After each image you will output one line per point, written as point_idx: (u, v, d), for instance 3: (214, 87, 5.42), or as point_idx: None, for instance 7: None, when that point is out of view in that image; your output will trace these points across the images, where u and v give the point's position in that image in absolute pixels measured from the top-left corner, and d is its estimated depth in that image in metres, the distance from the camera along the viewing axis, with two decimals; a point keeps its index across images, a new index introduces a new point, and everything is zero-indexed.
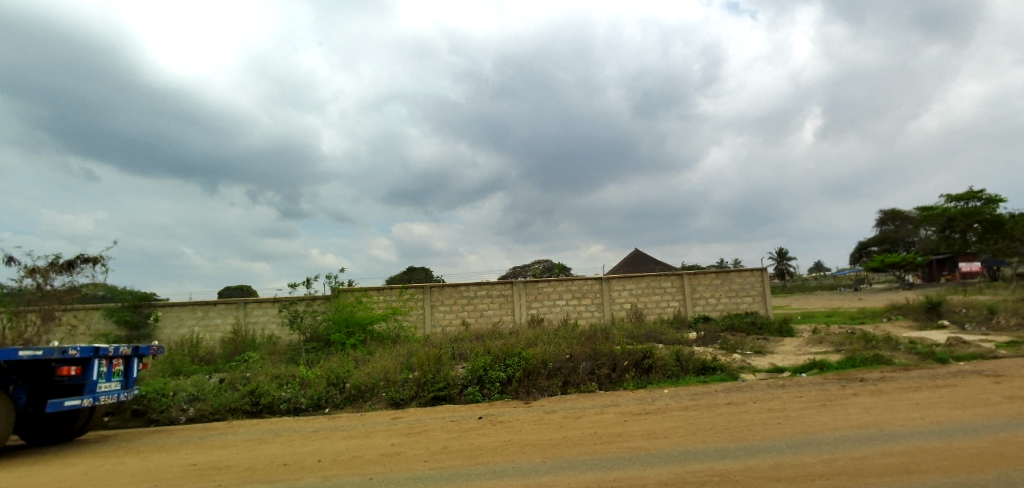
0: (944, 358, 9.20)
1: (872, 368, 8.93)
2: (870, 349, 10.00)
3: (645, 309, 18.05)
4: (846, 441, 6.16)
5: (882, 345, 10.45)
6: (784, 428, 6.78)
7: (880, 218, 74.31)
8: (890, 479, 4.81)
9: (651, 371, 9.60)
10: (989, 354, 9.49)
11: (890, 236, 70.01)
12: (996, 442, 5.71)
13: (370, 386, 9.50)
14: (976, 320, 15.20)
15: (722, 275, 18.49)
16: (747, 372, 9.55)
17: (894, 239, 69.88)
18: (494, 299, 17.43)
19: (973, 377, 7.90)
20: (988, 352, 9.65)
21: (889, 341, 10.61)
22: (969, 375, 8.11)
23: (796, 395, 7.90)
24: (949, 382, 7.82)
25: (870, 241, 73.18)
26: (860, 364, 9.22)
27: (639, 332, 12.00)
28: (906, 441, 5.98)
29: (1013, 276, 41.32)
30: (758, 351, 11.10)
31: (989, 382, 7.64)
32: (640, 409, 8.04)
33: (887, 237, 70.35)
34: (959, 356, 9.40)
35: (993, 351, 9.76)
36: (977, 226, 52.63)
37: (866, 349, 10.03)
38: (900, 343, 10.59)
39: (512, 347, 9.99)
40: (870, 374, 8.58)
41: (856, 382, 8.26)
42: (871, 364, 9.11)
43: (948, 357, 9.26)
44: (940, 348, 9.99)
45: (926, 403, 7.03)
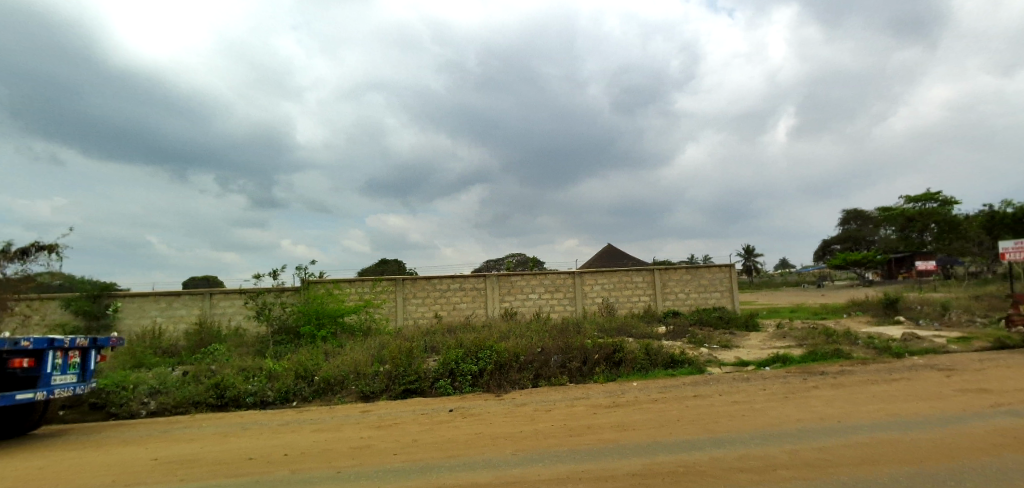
0: (900, 353, 9.56)
1: (832, 362, 9.22)
2: (831, 344, 10.32)
3: (616, 304, 18.28)
4: (807, 433, 6.36)
5: (842, 340, 10.80)
6: (749, 421, 6.97)
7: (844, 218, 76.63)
8: (849, 473, 5.02)
9: (621, 364, 9.71)
10: (941, 349, 9.88)
11: (852, 235, 72.57)
12: (945, 434, 6.00)
13: (340, 379, 9.37)
14: (930, 316, 15.86)
15: (691, 271, 18.83)
16: (714, 366, 9.75)
17: (857, 238, 72.49)
18: (467, 292, 17.38)
19: (927, 371, 8.20)
20: (940, 347, 10.07)
21: (848, 336, 10.96)
22: (922, 369, 8.42)
23: (760, 388, 8.06)
24: (905, 376, 8.10)
25: (832, 240, 75.71)
26: (820, 358, 9.51)
27: (610, 326, 12.15)
28: (863, 433, 6.21)
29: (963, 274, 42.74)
30: (725, 346, 11.32)
31: (943, 375, 7.92)
32: (611, 402, 8.13)
33: (849, 236, 72.94)
34: (913, 351, 9.78)
35: (945, 347, 10.20)
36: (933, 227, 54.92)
37: (827, 344, 10.34)
38: (859, 337, 10.96)
39: (485, 340, 9.98)
40: (830, 367, 8.84)
41: (817, 375, 8.48)
42: (831, 359, 9.41)
43: (904, 352, 9.63)
44: (897, 344, 10.37)
45: (883, 396, 7.29)
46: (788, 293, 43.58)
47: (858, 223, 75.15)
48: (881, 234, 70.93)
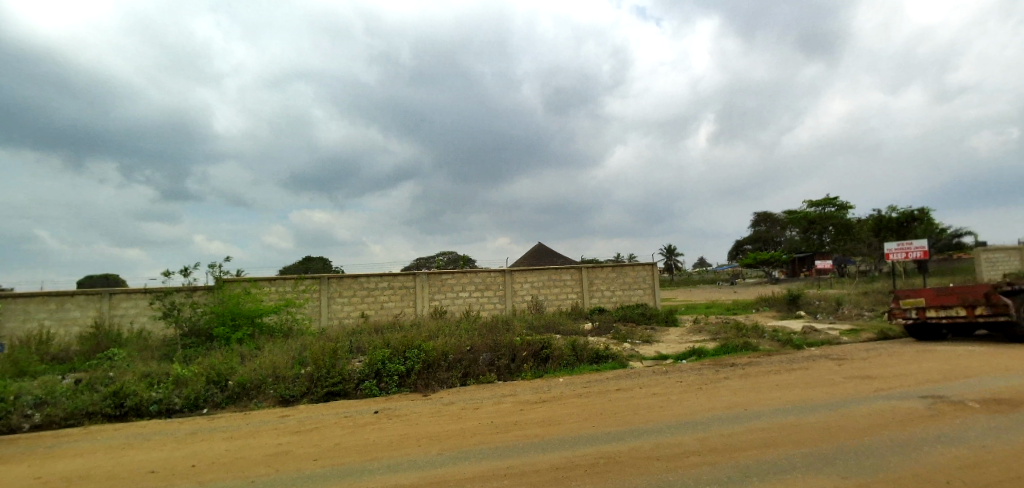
0: (800, 345, 10.40)
1: (741, 354, 9.88)
2: (740, 338, 11.06)
3: (545, 301, 18.60)
4: (717, 421, 6.77)
5: (751, 333, 11.60)
6: (666, 411, 7.32)
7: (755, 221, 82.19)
8: (755, 458, 5.39)
9: (548, 361, 9.89)
10: (834, 341, 10.86)
11: (762, 236, 78.46)
12: (834, 418, 6.60)
13: (257, 383, 8.88)
14: (826, 310, 17.41)
15: (617, 269, 19.49)
16: (636, 360, 10.15)
17: (767, 238, 78.36)
18: (395, 290, 17.03)
19: (822, 361, 8.96)
20: (833, 338, 11.07)
21: (756, 330, 11.79)
22: (818, 359, 9.21)
23: (676, 380, 8.47)
24: (803, 365, 8.81)
25: (745, 240, 81.44)
26: (732, 351, 10.16)
27: (538, 323, 12.34)
28: (766, 419, 6.70)
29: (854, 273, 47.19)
30: (646, 341, 11.83)
31: (835, 364, 8.69)
32: (537, 398, 8.26)
33: (759, 237, 78.77)
34: (811, 342, 10.69)
35: (838, 338, 11.22)
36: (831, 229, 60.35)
37: (737, 337, 11.07)
38: (765, 331, 11.82)
39: (413, 339, 9.81)
40: (739, 359, 9.47)
41: (728, 366, 9.05)
42: (741, 351, 10.08)
43: (803, 344, 10.50)
44: (797, 336, 11.29)
45: (784, 384, 7.90)
46: (707, 291, 46.25)
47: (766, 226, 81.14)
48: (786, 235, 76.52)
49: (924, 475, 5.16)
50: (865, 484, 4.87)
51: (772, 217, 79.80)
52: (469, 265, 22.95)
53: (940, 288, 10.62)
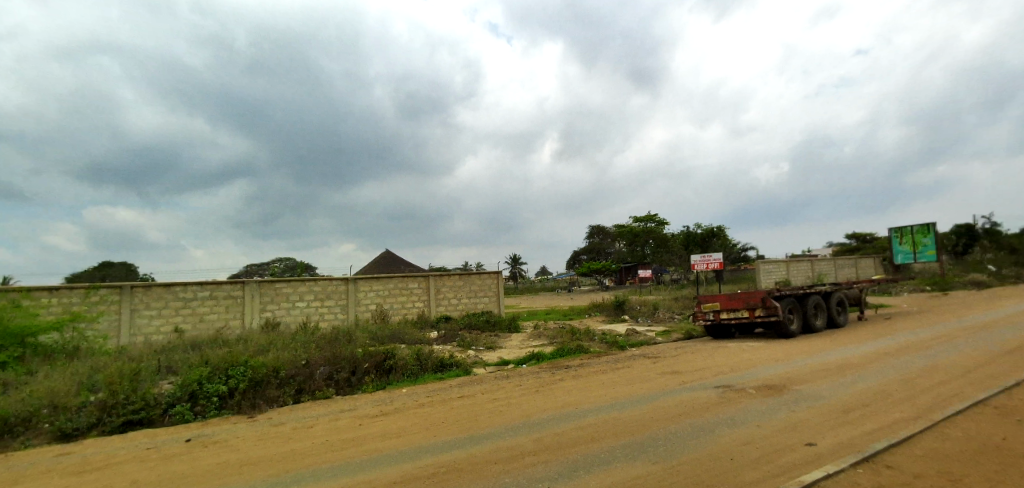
0: (624, 346, 11.65)
1: (575, 356, 10.74)
2: (574, 341, 12.03)
3: (390, 310, 18.22)
4: (550, 420, 7.25)
5: (583, 336, 12.68)
6: (505, 414, 7.63)
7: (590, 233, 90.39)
8: (583, 453, 5.89)
9: (391, 372, 9.69)
10: (651, 341, 12.38)
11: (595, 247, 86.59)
12: (647, 410, 7.49)
13: (23, 417, 7.23)
14: (645, 314, 19.81)
15: (463, 277, 19.90)
16: (479, 366, 10.42)
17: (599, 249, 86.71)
18: (219, 301, 15.32)
19: (640, 359, 10.12)
20: (650, 339, 12.61)
21: (588, 333, 12.93)
22: (637, 358, 10.38)
23: (516, 384, 8.88)
24: (625, 364, 9.86)
25: (581, 251, 89.02)
26: (567, 353, 10.99)
27: (381, 333, 12.02)
28: (592, 415, 7.35)
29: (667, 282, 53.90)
30: (489, 347, 12.22)
31: (650, 362, 9.87)
32: (378, 411, 8.02)
33: (593, 247, 86.83)
34: (633, 343, 12.05)
35: (653, 338, 12.81)
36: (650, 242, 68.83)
37: (572, 341, 12.02)
38: (595, 334, 13.02)
39: (238, 356, 8.88)
40: (573, 361, 10.27)
41: (563, 368, 9.75)
42: (575, 354, 10.95)
43: (626, 345, 11.77)
44: (622, 338, 12.64)
45: (608, 382, 8.75)
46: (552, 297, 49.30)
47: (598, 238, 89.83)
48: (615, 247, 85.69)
49: (714, 455, 6.11)
50: (670, 467, 5.60)
51: (603, 230, 88.84)
52: (309, 273, 21.50)
53: (731, 293, 12.65)
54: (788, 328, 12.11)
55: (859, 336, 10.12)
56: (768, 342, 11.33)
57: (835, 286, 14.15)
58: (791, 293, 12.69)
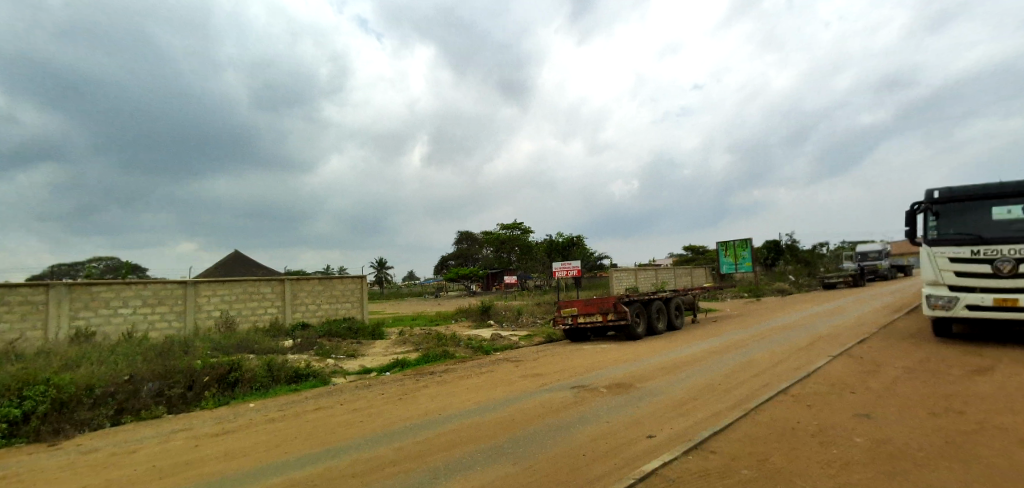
0: (488, 350, 11.91)
1: (440, 361, 10.74)
2: (440, 346, 12.04)
3: (238, 317, 16.67)
4: (413, 428, 7.11)
5: (449, 342, 12.71)
6: (366, 425, 7.33)
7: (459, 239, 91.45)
8: (445, 460, 5.85)
9: (236, 385, 8.83)
10: (515, 344, 12.82)
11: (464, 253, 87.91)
12: (509, 412, 7.68)
13: None
14: (510, 318, 20.53)
15: (323, 281, 18.88)
16: (339, 376, 9.92)
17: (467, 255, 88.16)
18: (11, 307, 12.86)
19: (503, 363, 10.39)
20: (514, 343, 13.05)
21: (454, 339, 12.99)
22: (501, 361, 10.66)
23: (378, 392, 8.59)
24: (489, 368, 10.05)
25: (449, 257, 89.54)
26: (433, 359, 10.94)
27: (226, 342, 10.90)
28: (456, 421, 7.35)
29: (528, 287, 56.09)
30: (350, 355, 11.71)
31: (513, 365, 10.16)
32: (219, 429, 7.22)
33: (463, 254, 88.10)
34: (498, 347, 12.37)
35: (517, 342, 13.29)
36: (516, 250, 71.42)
37: (437, 347, 11.99)
38: (461, 339, 13.13)
39: (35, 373, 7.43)
40: (438, 367, 10.24)
41: (427, 374, 9.67)
42: (440, 359, 10.94)
43: (491, 349, 12.05)
44: (487, 342, 12.91)
45: (472, 386, 8.85)
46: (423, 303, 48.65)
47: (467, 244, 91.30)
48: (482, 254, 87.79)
49: (569, 452, 6.43)
50: (529, 466, 5.78)
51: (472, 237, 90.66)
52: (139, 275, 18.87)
53: (587, 298, 13.57)
54: (635, 331, 13.33)
55: (693, 337, 11.45)
56: (617, 344, 12.36)
57: (674, 292, 15.87)
58: (638, 299, 13.98)
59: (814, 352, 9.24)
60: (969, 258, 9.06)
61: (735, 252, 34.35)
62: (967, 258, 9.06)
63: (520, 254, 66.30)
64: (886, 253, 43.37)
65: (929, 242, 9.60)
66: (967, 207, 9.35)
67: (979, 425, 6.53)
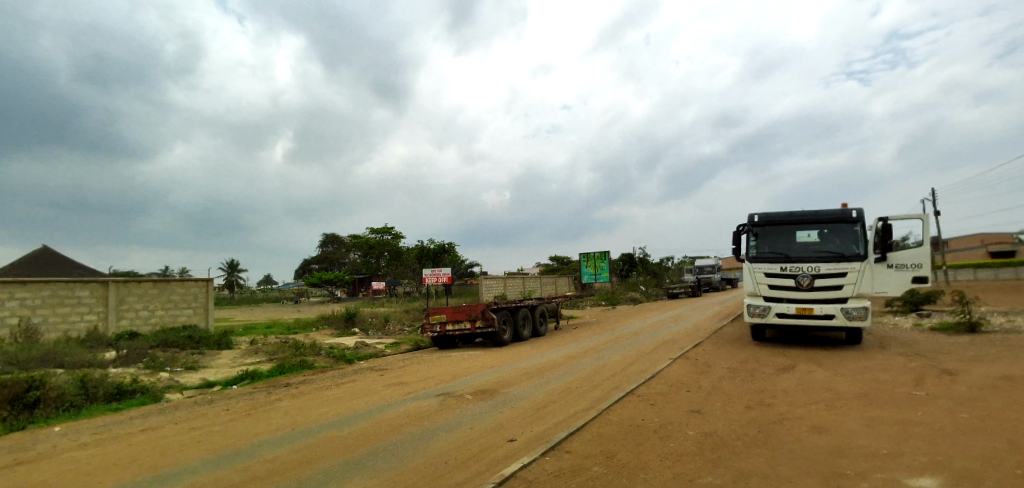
0: (351, 359, 11.52)
1: (297, 372, 10.16)
2: (297, 356, 11.34)
3: (42, 326, 14.20)
4: (262, 446, 6.56)
5: (308, 351, 12.01)
6: (205, 445, 6.61)
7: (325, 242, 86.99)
8: (296, 478, 5.47)
9: (37, 406, 7.43)
10: (380, 352, 12.54)
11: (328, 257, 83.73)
12: (371, 424, 7.44)
13: None
14: (376, 327, 20.03)
15: (159, 285, 16.87)
16: (173, 391, 8.84)
17: (332, 259, 84.33)
18: None
19: (367, 373, 10.03)
20: (379, 351, 12.77)
21: (313, 347, 12.31)
22: (364, 371, 10.28)
23: (222, 409, 7.81)
24: (351, 378, 9.65)
25: (313, 261, 84.58)
26: (288, 370, 10.30)
27: (22, 356, 9.15)
28: (313, 435, 6.93)
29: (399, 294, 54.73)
30: (189, 367, 10.54)
31: (377, 374, 9.86)
32: (9, 460, 6.02)
33: (327, 258, 84.00)
34: (362, 356, 11.99)
35: (382, 350, 13.00)
36: (384, 255, 68.56)
37: (294, 356, 11.29)
38: (321, 348, 12.47)
39: None
40: (294, 378, 9.66)
41: (280, 387, 9.04)
42: (297, 370, 10.34)
43: (354, 358, 11.67)
44: (350, 351, 12.45)
45: (331, 398, 8.44)
46: (287, 309, 45.18)
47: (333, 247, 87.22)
48: (349, 258, 84.33)
49: (431, 460, 6.37)
50: (388, 479, 5.63)
51: (337, 239, 86.96)
52: None
53: (455, 306, 13.69)
54: (502, 337, 13.72)
55: (556, 343, 12.06)
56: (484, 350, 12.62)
57: (541, 300, 16.62)
58: (506, 306, 14.42)
59: (658, 355, 10.23)
60: (779, 274, 10.65)
61: (595, 263, 37.41)
62: (777, 273, 10.64)
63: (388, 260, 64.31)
64: (718, 268, 49.96)
65: (750, 259, 11.08)
66: (778, 230, 11.00)
67: (782, 416, 7.68)
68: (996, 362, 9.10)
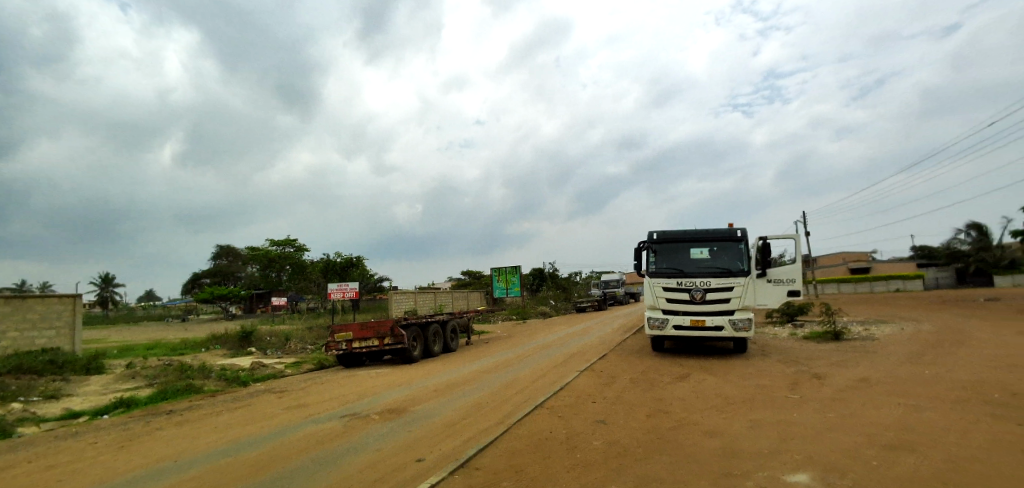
0: (246, 381, 10.82)
1: (182, 398, 9.36)
2: (183, 380, 10.41)
3: None
4: (137, 481, 5.93)
5: (195, 374, 11.08)
6: (66, 484, 5.85)
7: (218, 253, 80.36)
8: None
9: None
10: (279, 373, 11.89)
11: (222, 270, 77.31)
12: (267, 449, 6.99)
13: None
14: (275, 346, 18.91)
15: (13, 302, 14.83)
16: (27, 425, 7.78)
17: (225, 273, 77.44)
18: None
19: (263, 395, 9.43)
20: (278, 372, 12.10)
21: (202, 370, 11.37)
22: (260, 394, 9.63)
23: (89, 442, 6.98)
24: (245, 402, 9.03)
25: (204, 274, 77.68)
26: (171, 396, 9.46)
27: None
28: (200, 465, 6.37)
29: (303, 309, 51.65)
30: (48, 396, 9.32)
31: (275, 397, 9.30)
32: None
33: (220, 271, 77.52)
34: (258, 377, 11.28)
35: (281, 371, 12.32)
36: (287, 268, 63.13)
37: (179, 380, 10.38)
38: (211, 370, 11.56)
39: None
40: (179, 405, 8.90)
41: (162, 415, 8.26)
42: (181, 395, 9.54)
43: (250, 380, 10.97)
44: (244, 373, 11.66)
45: (222, 425, 7.83)
46: (175, 327, 41.10)
47: (228, 258, 80.91)
48: (247, 271, 78.65)
49: (332, 484, 6.07)
50: None
51: (234, 250, 80.73)
52: None
53: (362, 323, 13.30)
54: (411, 354, 13.51)
55: (466, 358, 12.03)
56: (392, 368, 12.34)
57: (451, 316, 16.61)
58: (416, 322, 14.25)
59: (565, 368, 10.54)
60: (675, 288, 11.37)
61: (507, 277, 37.89)
62: (674, 287, 11.37)
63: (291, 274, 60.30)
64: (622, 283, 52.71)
65: (650, 274, 11.72)
66: (674, 247, 11.78)
67: (678, 422, 8.17)
68: (854, 366, 10.35)
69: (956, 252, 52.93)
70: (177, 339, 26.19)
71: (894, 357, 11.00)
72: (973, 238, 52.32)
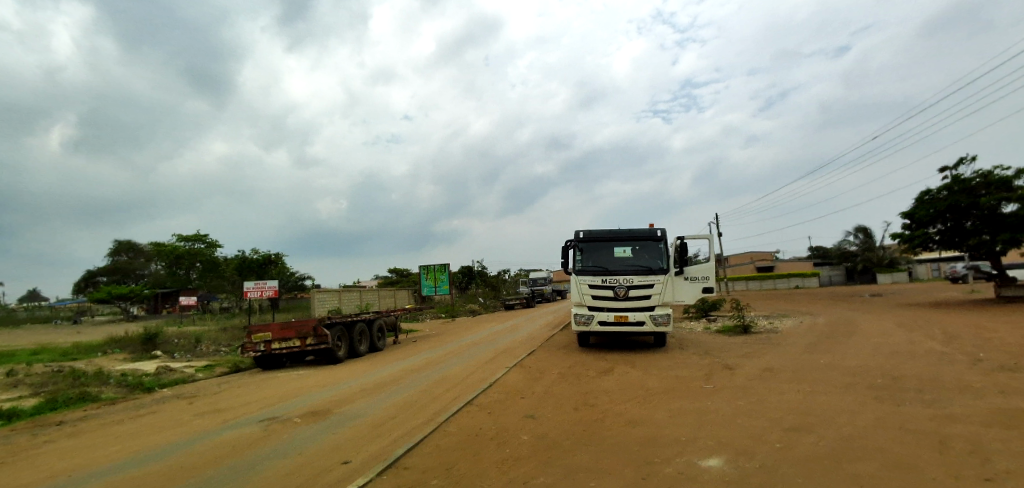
0: (150, 387, 10.04)
1: (74, 408, 8.55)
2: (75, 388, 9.49)
3: None
4: None
5: (91, 381, 10.15)
6: None
7: (117, 248, 73.58)
8: None
9: None
10: (188, 378, 11.13)
11: (123, 268, 70.94)
12: (177, 458, 6.54)
13: None
14: (184, 349, 17.66)
15: None
16: None
17: (126, 271, 71.27)
18: None
19: (172, 402, 8.81)
20: (188, 376, 11.32)
21: (98, 376, 10.42)
22: (169, 400, 8.98)
23: None
24: (150, 409, 8.39)
25: (100, 272, 70.78)
26: (61, 406, 8.61)
27: None
28: (97, 478, 5.85)
29: (216, 310, 48.40)
30: None
31: (185, 403, 8.71)
32: None
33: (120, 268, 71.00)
34: (164, 382, 10.50)
35: (191, 375, 11.54)
36: (198, 266, 59.54)
37: (71, 388, 9.47)
38: (109, 376, 10.62)
39: None
40: (71, 415, 8.12)
41: (51, 426, 7.52)
42: (73, 405, 8.70)
43: (155, 386, 10.19)
44: (148, 378, 10.81)
45: (124, 435, 7.24)
46: (64, 330, 37.15)
47: (129, 255, 74.41)
48: (151, 269, 72.66)
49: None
50: None
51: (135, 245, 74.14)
52: None
53: (282, 323, 12.74)
54: (335, 354, 13.11)
55: (394, 358, 11.83)
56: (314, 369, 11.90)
57: (378, 315, 16.28)
58: (341, 321, 13.85)
59: (495, 365, 10.64)
60: (600, 285, 11.79)
61: (435, 275, 37.58)
62: (599, 285, 11.77)
63: (203, 272, 56.54)
64: (549, 282, 53.93)
65: (576, 272, 12.06)
66: (599, 246, 12.21)
67: (603, 414, 8.48)
68: (761, 356, 11.20)
69: (846, 253, 58.26)
70: (64, 344, 23.71)
71: (794, 348, 12.03)
72: (861, 240, 57.79)
